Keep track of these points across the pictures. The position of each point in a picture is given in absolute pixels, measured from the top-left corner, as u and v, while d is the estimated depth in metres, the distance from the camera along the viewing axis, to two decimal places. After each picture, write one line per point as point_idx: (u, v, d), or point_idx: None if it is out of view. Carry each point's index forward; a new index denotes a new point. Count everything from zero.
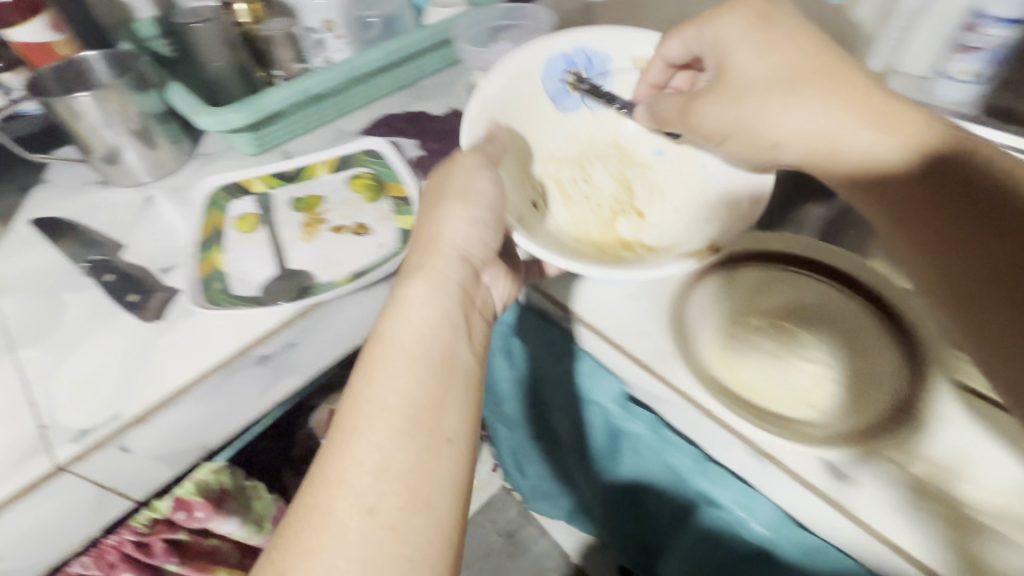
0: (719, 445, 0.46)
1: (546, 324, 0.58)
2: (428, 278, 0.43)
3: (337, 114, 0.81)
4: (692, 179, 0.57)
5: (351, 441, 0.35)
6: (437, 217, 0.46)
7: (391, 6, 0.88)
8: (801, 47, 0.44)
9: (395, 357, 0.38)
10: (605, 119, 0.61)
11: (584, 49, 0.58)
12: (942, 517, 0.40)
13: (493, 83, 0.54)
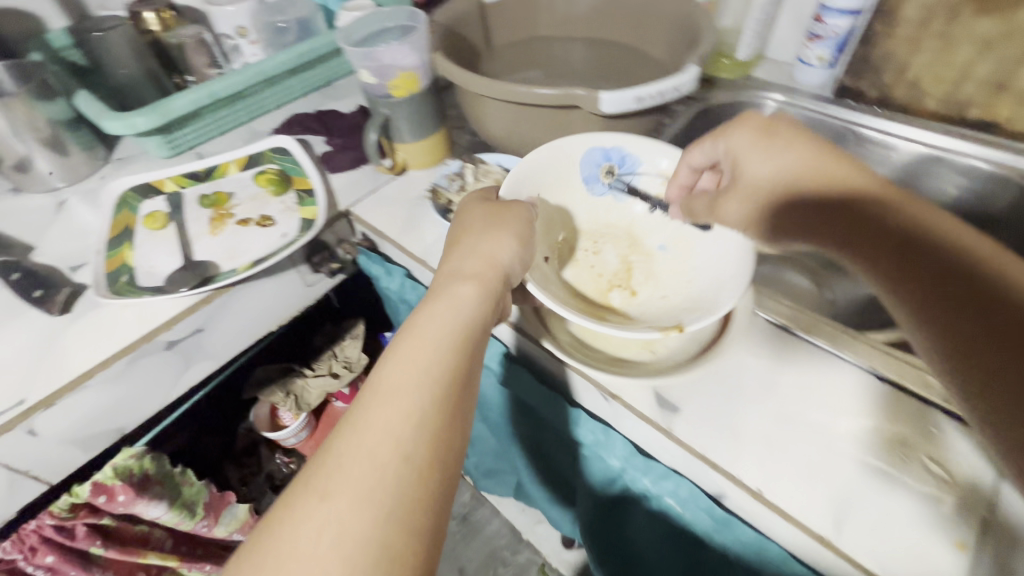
0: (578, 388, 0.52)
1: None
2: (474, 274, 0.46)
3: (250, 115, 0.85)
4: (685, 272, 0.57)
5: (394, 400, 0.36)
6: (485, 247, 0.48)
7: (302, 11, 0.91)
8: (804, 152, 0.47)
9: (441, 340, 0.40)
10: (625, 209, 0.63)
11: (622, 148, 0.60)
12: (896, 551, 0.38)
13: (535, 157, 0.57)
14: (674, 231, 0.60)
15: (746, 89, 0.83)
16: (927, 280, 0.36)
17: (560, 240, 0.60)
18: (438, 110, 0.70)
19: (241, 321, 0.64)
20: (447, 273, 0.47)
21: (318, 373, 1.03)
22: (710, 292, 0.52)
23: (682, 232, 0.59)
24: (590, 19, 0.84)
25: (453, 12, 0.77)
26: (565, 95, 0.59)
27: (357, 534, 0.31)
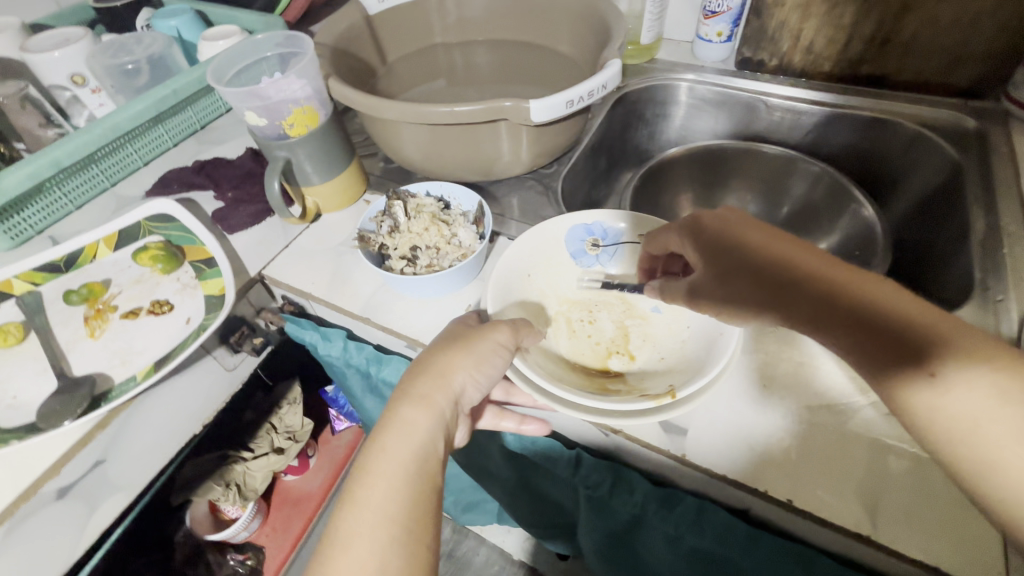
0: (575, 426, 0.48)
1: (386, 357, 0.55)
2: (425, 396, 0.42)
3: (111, 179, 0.71)
4: (680, 330, 0.51)
5: (351, 549, 0.34)
6: (427, 364, 0.44)
7: (153, 47, 0.77)
8: (705, 227, 0.42)
9: (399, 474, 0.38)
10: (621, 276, 0.57)
11: (599, 221, 0.57)
12: (915, 520, 0.38)
13: (519, 244, 0.55)
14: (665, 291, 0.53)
15: (655, 73, 0.83)
16: (898, 348, 0.32)
17: (558, 317, 0.54)
18: (346, 143, 0.61)
19: (161, 420, 0.51)
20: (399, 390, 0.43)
21: (258, 453, 0.91)
22: (703, 352, 0.46)
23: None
24: (486, 21, 0.79)
25: (338, 30, 0.69)
26: (489, 108, 0.53)
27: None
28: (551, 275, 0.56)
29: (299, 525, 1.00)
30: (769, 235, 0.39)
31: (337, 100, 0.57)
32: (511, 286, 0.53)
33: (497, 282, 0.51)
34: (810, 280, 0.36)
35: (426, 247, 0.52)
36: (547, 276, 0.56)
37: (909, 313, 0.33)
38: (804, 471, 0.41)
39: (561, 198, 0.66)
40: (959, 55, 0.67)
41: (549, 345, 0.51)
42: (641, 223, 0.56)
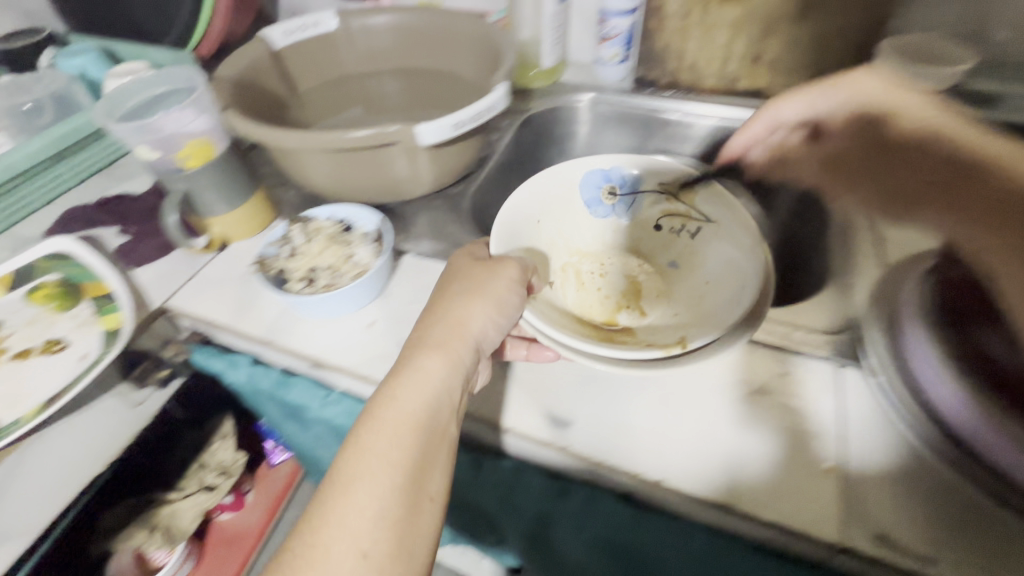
0: (469, 429, 0.50)
1: (291, 380, 0.56)
2: (440, 342, 0.44)
3: (7, 221, 0.69)
4: (696, 284, 0.57)
5: (354, 490, 0.37)
6: (452, 311, 0.45)
7: (50, 85, 0.80)
8: (844, 95, 0.61)
9: (406, 420, 0.40)
10: (631, 228, 0.65)
11: (619, 167, 0.63)
12: (770, 488, 0.41)
13: (534, 182, 0.61)
14: (683, 248, 0.61)
15: (560, 94, 0.88)
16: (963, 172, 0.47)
17: (568, 265, 0.60)
18: (246, 172, 0.62)
19: (63, 458, 0.51)
20: (418, 335, 0.46)
21: (186, 493, 0.89)
22: (708, 315, 0.50)
23: (693, 246, 0.60)
24: (393, 50, 0.82)
25: (239, 65, 0.70)
26: (380, 134, 0.56)
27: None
28: (563, 216, 0.63)
29: (235, 565, 0.96)
30: (889, 93, 0.58)
31: (233, 130, 0.59)
32: (524, 227, 0.58)
33: (507, 222, 0.56)
34: (916, 132, 0.54)
35: (324, 268, 0.54)
36: (559, 220, 0.62)
37: (986, 149, 0.47)
38: (675, 454, 0.44)
39: (466, 215, 0.68)
40: (819, 70, 0.76)
41: (559, 294, 0.56)
42: (676, 167, 0.62)
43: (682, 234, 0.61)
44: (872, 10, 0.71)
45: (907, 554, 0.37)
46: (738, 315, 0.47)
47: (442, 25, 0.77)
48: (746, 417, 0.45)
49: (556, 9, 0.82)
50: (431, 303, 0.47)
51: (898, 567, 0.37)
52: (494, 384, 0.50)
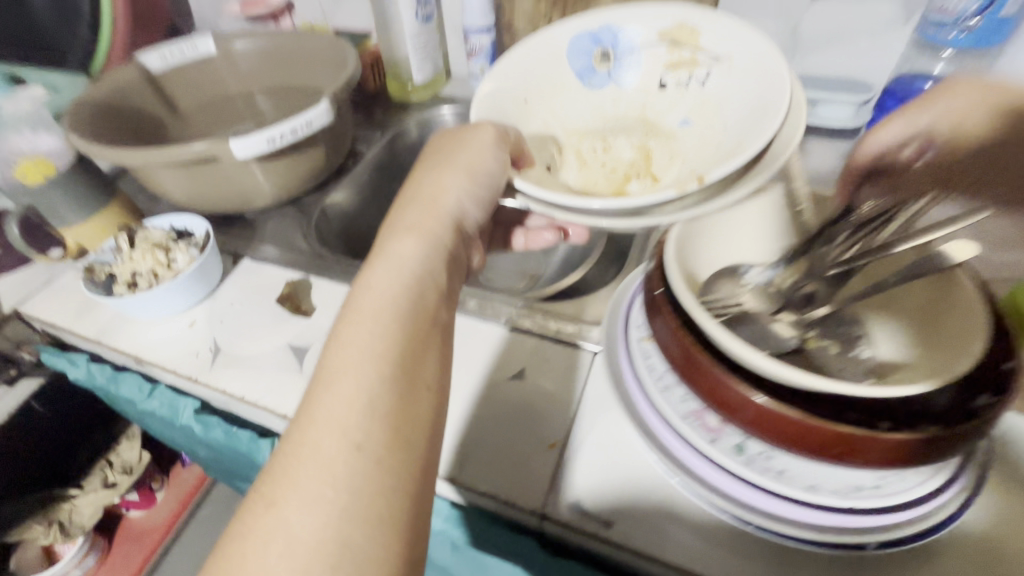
0: (261, 417, 0.54)
1: (123, 375, 0.61)
2: (415, 225, 0.43)
3: None
4: (714, 140, 0.44)
5: (338, 381, 0.34)
6: (430, 188, 0.45)
7: None
8: None
9: (387, 305, 0.38)
10: (633, 93, 0.51)
11: (613, 23, 0.50)
12: (491, 460, 0.44)
13: (510, 58, 0.49)
14: (697, 100, 0.48)
15: (432, 106, 0.92)
16: None
17: (561, 145, 0.50)
18: (105, 185, 0.67)
19: None
20: (390, 225, 0.44)
21: (87, 489, 0.93)
22: (742, 138, 0.40)
23: (704, 96, 0.47)
24: (269, 71, 0.88)
25: (109, 88, 0.76)
26: (196, 149, 0.61)
27: (321, 524, 0.30)
28: (554, 85, 0.51)
29: (140, 559, 1.02)
30: None
31: (76, 150, 0.64)
32: (497, 108, 0.48)
33: (480, 103, 0.47)
34: None
35: (143, 273, 0.60)
36: (545, 98, 0.50)
37: None
38: None
39: (312, 222, 0.73)
40: None
41: (554, 176, 0.47)
42: (675, 11, 0.48)
43: (684, 94, 0.48)
44: None
45: (592, 519, 0.39)
46: (779, 119, 0.37)
47: (308, 47, 0.84)
48: (494, 398, 0.48)
49: (418, 28, 0.86)
50: (405, 199, 0.46)
51: (586, 530, 0.39)
52: (283, 376, 0.54)
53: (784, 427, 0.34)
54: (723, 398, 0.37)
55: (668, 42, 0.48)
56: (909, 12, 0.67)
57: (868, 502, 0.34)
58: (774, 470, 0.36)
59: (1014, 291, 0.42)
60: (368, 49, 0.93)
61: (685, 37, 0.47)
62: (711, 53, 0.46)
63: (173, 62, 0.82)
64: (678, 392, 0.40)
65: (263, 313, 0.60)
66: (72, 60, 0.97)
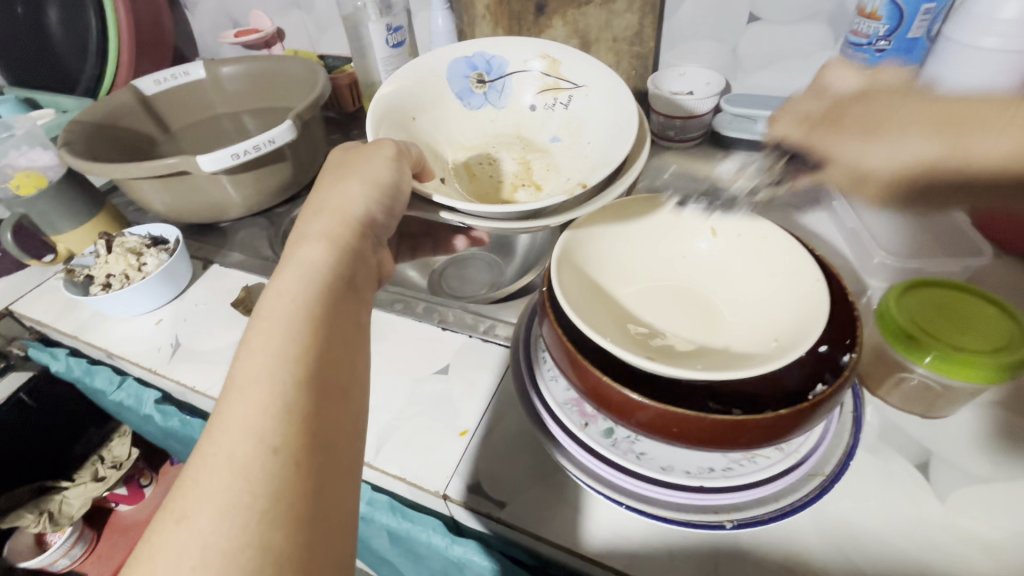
0: (211, 405, 0.59)
1: (97, 368, 0.67)
2: (321, 232, 0.41)
3: None
4: (581, 153, 0.60)
5: (248, 392, 0.31)
6: (337, 198, 0.44)
7: None
8: None
9: (295, 309, 0.35)
10: (507, 112, 0.65)
11: (482, 53, 0.63)
12: (406, 445, 0.49)
13: (398, 81, 0.59)
14: (560, 123, 0.63)
15: None
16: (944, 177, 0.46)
17: (456, 163, 0.62)
18: (93, 196, 0.74)
19: None
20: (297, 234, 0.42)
21: (78, 481, 0.99)
22: (602, 156, 0.55)
23: (568, 116, 0.62)
24: (255, 93, 0.96)
25: (106, 108, 0.83)
26: (166, 165, 0.67)
27: (235, 539, 0.27)
28: (439, 112, 0.62)
29: (124, 552, 1.07)
30: None
31: (65, 165, 0.71)
32: (395, 124, 0.57)
33: (381, 118, 0.55)
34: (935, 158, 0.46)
35: (116, 275, 0.66)
36: (433, 116, 0.62)
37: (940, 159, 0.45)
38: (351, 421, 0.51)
39: (279, 233, 0.79)
40: None
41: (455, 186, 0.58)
42: (533, 47, 0.62)
43: (555, 115, 0.63)
44: (639, 46, 0.79)
45: (489, 500, 0.44)
46: (626, 149, 0.52)
47: (288, 68, 0.91)
48: (418, 392, 0.53)
49: (390, 53, 0.91)
50: (308, 211, 0.44)
51: (482, 511, 0.43)
52: (232, 369, 0.59)
53: (658, 419, 0.37)
54: (606, 397, 0.39)
55: (534, 73, 0.63)
56: (837, 35, 0.70)
57: (716, 482, 0.39)
58: (636, 453, 0.42)
59: (884, 297, 0.47)
60: (346, 72, 0.99)
61: (543, 67, 0.63)
62: (570, 83, 0.61)
63: (166, 86, 0.90)
64: (562, 383, 0.47)
65: (221, 314, 0.66)
66: (82, 84, 1.06)
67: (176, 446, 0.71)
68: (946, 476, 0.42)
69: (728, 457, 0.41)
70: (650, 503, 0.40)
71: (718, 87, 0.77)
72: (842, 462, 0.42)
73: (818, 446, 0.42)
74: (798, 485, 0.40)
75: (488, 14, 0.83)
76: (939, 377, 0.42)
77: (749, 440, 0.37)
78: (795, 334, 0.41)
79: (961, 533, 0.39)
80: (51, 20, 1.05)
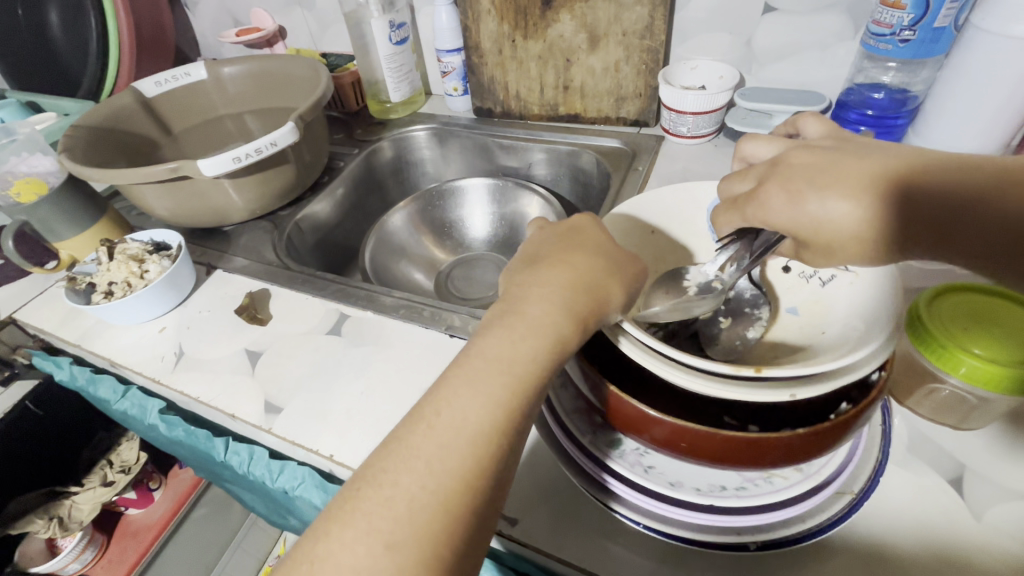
0: (212, 415, 0.58)
1: (100, 378, 0.65)
2: (563, 296, 0.39)
3: None
4: (812, 330, 0.45)
5: (432, 436, 0.33)
6: (582, 263, 0.42)
7: None
8: None
9: (500, 373, 0.35)
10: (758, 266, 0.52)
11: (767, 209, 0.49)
12: None
13: (653, 196, 0.52)
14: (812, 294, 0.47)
15: (407, 125, 0.96)
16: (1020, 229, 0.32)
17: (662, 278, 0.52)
18: (95, 202, 0.73)
19: None
20: (535, 280, 0.41)
21: (87, 486, 0.98)
22: (833, 335, 0.42)
23: (820, 295, 0.46)
24: (258, 93, 0.94)
25: (107, 111, 0.82)
26: (167, 171, 0.65)
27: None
28: (680, 238, 0.53)
29: (134, 556, 1.07)
30: None
31: (66, 170, 0.69)
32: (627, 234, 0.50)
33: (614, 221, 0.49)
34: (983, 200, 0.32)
35: (118, 283, 0.65)
36: (665, 249, 0.53)
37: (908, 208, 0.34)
38: (360, 436, 0.50)
39: (283, 233, 0.78)
40: (619, 94, 0.83)
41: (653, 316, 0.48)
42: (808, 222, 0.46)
43: (760, 321, 0.48)
44: (649, 40, 0.76)
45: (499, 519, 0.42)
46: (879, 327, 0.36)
47: (291, 68, 0.89)
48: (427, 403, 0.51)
49: (393, 51, 0.89)
50: (545, 263, 0.43)
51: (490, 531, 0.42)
52: (236, 378, 0.58)
53: (672, 435, 0.36)
54: (621, 413, 0.37)
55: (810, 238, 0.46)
56: (857, 25, 0.68)
57: (727, 502, 0.38)
58: (643, 466, 0.41)
59: (914, 303, 0.45)
60: (349, 70, 0.98)
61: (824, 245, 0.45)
62: (841, 259, 0.44)
63: (167, 87, 0.89)
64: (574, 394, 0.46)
65: (225, 322, 0.64)
66: (83, 87, 1.05)
67: (180, 456, 0.70)
68: (983, 491, 0.40)
69: (744, 476, 0.40)
70: (671, 523, 0.39)
71: (732, 81, 0.74)
72: (870, 479, 0.40)
73: (844, 463, 0.41)
74: (825, 504, 0.39)
75: (493, 8, 0.81)
76: (971, 388, 0.40)
77: (779, 458, 0.35)
78: (848, 346, 0.38)
79: (999, 552, 0.36)
80: (52, 22, 1.04)
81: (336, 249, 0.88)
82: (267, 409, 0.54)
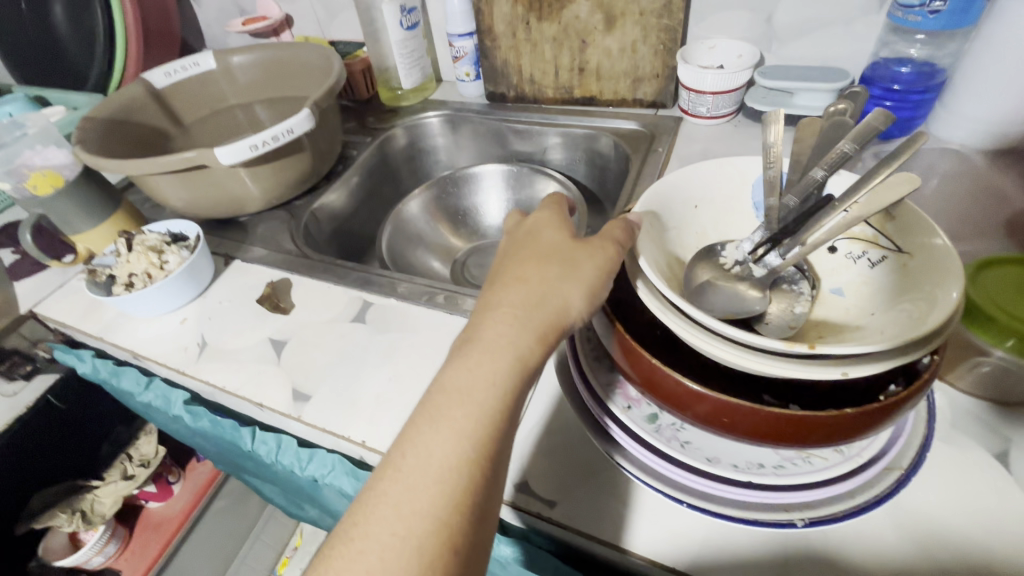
0: (239, 405, 0.57)
1: (123, 370, 0.65)
2: (518, 318, 0.38)
3: None
4: (860, 315, 0.44)
5: (400, 479, 0.33)
6: (538, 277, 0.40)
7: None
8: None
9: (467, 402, 0.35)
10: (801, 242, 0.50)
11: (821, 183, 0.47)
12: None
13: (696, 169, 0.50)
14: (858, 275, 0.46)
15: (418, 112, 0.95)
16: None
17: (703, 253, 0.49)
18: (110, 194, 0.73)
19: None
20: (489, 302, 0.40)
21: (109, 479, 0.99)
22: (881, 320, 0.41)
23: (867, 276, 0.45)
24: (268, 82, 0.93)
25: (118, 103, 0.81)
26: (184, 161, 0.64)
27: None
28: (721, 215, 0.51)
29: (157, 547, 1.07)
30: None
31: (81, 162, 0.69)
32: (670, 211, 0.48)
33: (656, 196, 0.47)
34: None
35: (139, 274, 0.64)
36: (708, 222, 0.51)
37: None
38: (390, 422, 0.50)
39: (301, 223, 0.77)
40: (636, 75, 0.81)
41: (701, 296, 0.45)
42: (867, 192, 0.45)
43: (803, 297, 0.47)
44: (667, 19, 0.75)
45: (537, 499, 0.42)
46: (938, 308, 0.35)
47: (301, 56, 0.87)
48: None
49: (404, 36, 0.88)
50: (502, 279, 0.41)
51: (528, 511, 0.41)
52: (261, 367, 0.57)
53: (716, 412, 0.35)
54: (662, 387, 0.37)
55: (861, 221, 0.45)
56: None
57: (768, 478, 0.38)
58: (680, 440, 0.40)
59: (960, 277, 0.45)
60: (359, 57, 0.96)
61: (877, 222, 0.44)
62: (895, 241, 0.43)
63: (177, 78, 0.88)
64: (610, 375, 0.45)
65: (246, 312, 0.64)
66: (89, 80, 1.04)
67: (202, 447, 0.70)
68: None
69: (781, 455, 0.39)
70: (719, 502, 0.38)
71: (752, 60, 0.73)
72: (917, 455, 0.40)
73: (893, 439, 0.40)
74: (875, 480, 0.39)
75: None
76: None
77: (821, 436, 0.34)
78: (902, 330, 0.37)
79: None
80: (57, 13, 1.02)
81: (351, 238, 0.87)
82: (295, 398, 0.54)
